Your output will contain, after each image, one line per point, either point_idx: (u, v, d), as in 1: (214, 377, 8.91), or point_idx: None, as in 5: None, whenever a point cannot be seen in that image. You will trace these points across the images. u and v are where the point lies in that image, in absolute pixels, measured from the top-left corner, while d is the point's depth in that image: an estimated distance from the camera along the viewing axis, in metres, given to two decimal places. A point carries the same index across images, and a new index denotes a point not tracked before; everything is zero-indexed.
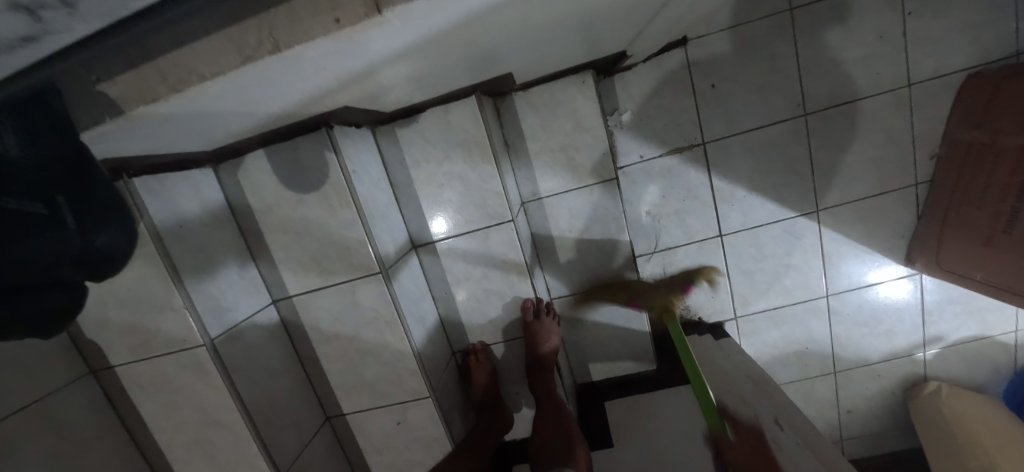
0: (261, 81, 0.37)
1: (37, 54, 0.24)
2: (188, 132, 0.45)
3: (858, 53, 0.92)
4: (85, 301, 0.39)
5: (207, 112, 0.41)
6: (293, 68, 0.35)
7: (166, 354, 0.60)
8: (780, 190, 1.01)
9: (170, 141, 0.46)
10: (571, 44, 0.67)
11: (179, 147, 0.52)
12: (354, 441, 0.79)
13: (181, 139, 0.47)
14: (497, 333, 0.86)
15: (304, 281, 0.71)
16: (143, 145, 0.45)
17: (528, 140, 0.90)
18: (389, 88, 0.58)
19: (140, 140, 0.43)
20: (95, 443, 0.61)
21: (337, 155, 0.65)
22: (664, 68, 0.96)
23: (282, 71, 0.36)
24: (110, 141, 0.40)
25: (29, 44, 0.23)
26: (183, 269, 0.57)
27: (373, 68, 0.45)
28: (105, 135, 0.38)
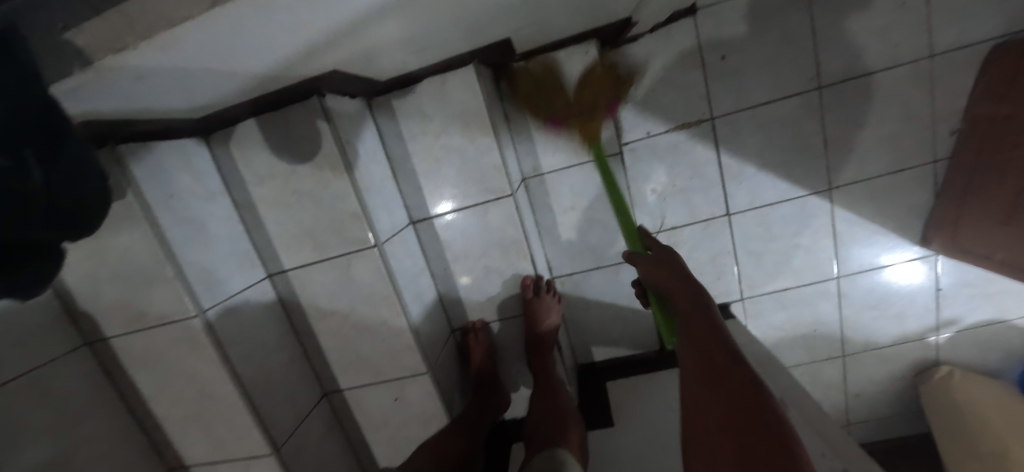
0: (234, 30, 0.34)
1: None
2: (167, 90, 0.43)
3: (879, 22, 0.87)
4: (61, 260, 0.38)
5: (183, 67, 0.39)
6: (268, 15, 0.33)
7: (160, 327, 0.59)
8: (790, 167, 0.97)
9: (150, 100, 0.44)
10: (572, 6, 0.64)
11: (163, 111, 0.50)
12: (353, 417, 0.79)
13: (160, 100, 0.46)
14: (496, 311, 0.84)
15: (299, 256, 0.69)
16: (121, 104, 0.43)
17: (529, 114, 0.87)
18: (379, 50, 0.55)
19: (116, 98, 0.41)
20: (92, 414, 0.61)
21: (330, 124, 0.63)
22: (671, 40, 0.92)
23: (256, 18, 0.33)
24: (84, 96, 0.38)
25: None
26: (173, 241, 0.56)
27: (358, 24, 0.43)
28: (76, 89, 0.36)
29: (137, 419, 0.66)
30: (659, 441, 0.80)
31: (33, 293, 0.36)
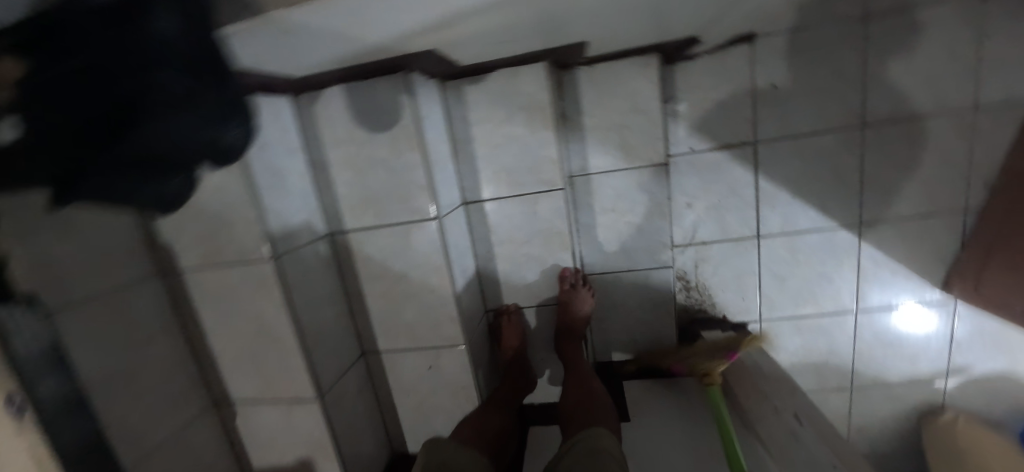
0: (383, 3, 0.39)
1: None
2: (295, 50, 0.47)
3: (929, 70, 0.91)
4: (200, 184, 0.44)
5: (321, 30, 0.43)
6: None
7: (233, 266, 0.64)
8: (824, 198, 1.01)
9: (276, 58, 0.49)
10: (650, 20, 0.68)
11: (277, 69, 0.54)
12: (386, 379, 0.83)
13: (283, 59, 0.50)
14: (531, 298, 0.88)
15: (362, 219, 0.74)
16: (254, 60, 0.47)
17: (584, 116, 0.92)
18: (473, 37, 0.60)
19: (254, 53, 0.45)
20: (157, 338, 0.65)
21: (412, 99, 0.67)
22: (725, 63, 0.96)
23: None
24: (235, 50, 0.42)
25: None
26: (260, 186, 0.61)
27: (477, 10, 0.47)
28: (234, 43, 0.41)
29: (193, 350, 0.71)
30: (674, 440, 0.83)
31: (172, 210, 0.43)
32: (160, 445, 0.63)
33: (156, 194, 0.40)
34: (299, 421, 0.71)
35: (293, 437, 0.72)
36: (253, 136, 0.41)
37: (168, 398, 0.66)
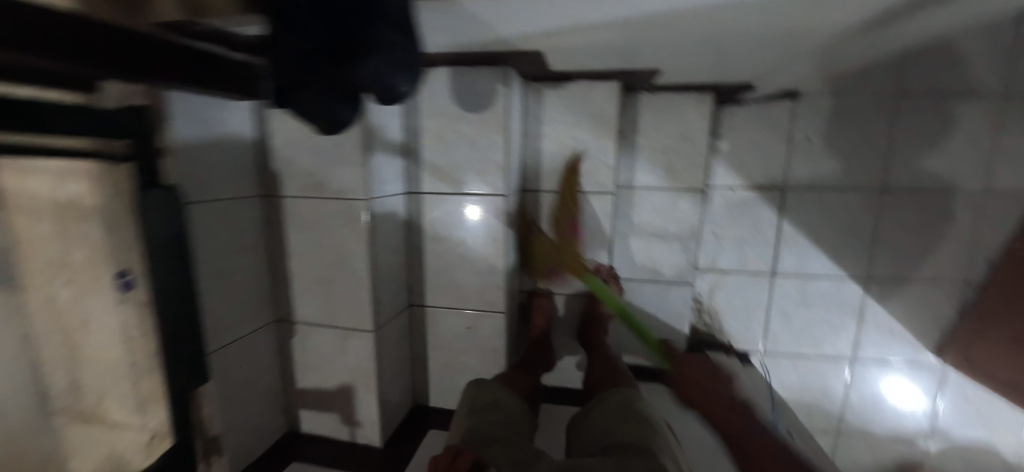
0: (538, 7, 0.51)
1: None
2: (448, 31, 0.59)
3: (950, 152, 1.02)
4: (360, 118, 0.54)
5: (479, 18, 0.55)
6: (567, 3, 0.50)
7: (330, 200, 0.74)
8: (838, 249, 1.11)
9: (431, 36, 0.61)
10: (717, 63, 0.80)
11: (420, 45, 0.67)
12: (424, 333, 0.91)
13: (434, 38, 0.63)
14: (565, 287, 0.98)
15: (438, 184, 0.84)
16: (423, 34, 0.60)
17: (639, 134, 1.03)
18: (571, 50, 0.72)
19: (425, 28, 0.58)
20: (248, 250, 0.75)
21: (506, 90, 0.79)
22: (769, 113, 1.08)
23: (558, 4, 0.50)
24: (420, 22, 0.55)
25: None
26: (370, 137, 0.72)
27: (591, 25, 0.59)
28: (423, 15, 0.53)
29: (272, 269, 0.80)
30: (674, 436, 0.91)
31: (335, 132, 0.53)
32: (235, 343, 0.73)
33: (331, 115, 0.50)
34: (351, 350, 0.79)
35: (342, 364, 0.80)
36: (416, 86, 0.49)
37: (248, 304, 0.75)
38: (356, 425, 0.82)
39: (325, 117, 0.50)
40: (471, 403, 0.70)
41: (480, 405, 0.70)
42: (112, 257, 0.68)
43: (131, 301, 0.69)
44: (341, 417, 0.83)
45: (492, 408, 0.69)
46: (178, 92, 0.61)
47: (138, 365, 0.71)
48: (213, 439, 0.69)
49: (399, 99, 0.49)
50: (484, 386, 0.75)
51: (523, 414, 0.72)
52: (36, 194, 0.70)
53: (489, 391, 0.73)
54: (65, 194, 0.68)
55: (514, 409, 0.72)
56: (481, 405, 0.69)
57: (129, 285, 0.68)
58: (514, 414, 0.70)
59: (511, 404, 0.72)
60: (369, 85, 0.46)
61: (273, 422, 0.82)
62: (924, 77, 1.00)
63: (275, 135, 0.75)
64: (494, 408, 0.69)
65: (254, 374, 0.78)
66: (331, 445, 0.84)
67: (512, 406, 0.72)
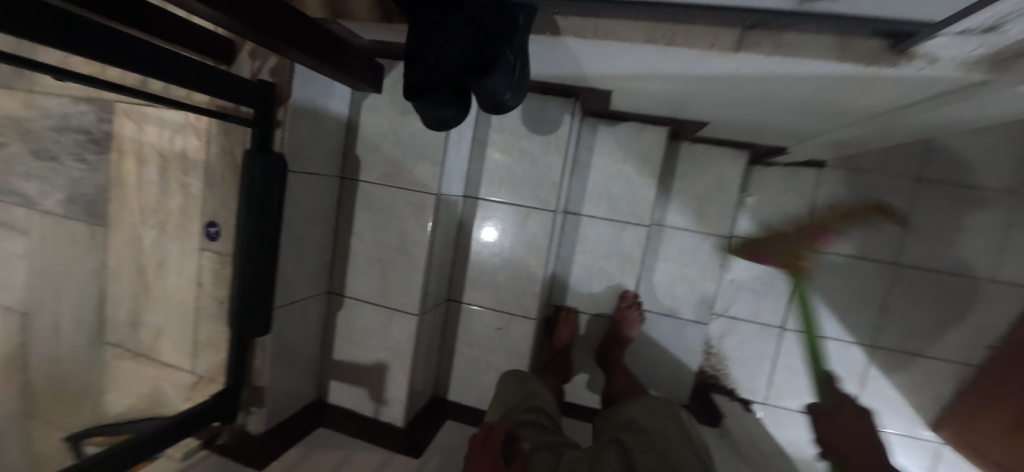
0: (629, 56, 0.63)
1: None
2: (544, 63, 0.71)
3: (956, 236, 1.11)
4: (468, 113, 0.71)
5: (575, 57, 0.67)
6: (653, 57, 0.62)
7: (403, 189, 0.83)
8: (848, 314, 1.17)
9: (535, 67, 0.74)
10: (759, 126, 0.91)
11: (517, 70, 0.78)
12: (456, 327, 0.98)
13: (536, 69, 0.75)
14: (591, 307, 1.05)
15: (494, 192, 0.93)
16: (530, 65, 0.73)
17: (676, 178, 1.12)
18: (635, 96, 0.83)
19: (533, 60, 0.71)
20: (319, 223, 0.83)
21: (571, 119, 0.88)
22: (796, 177, 1.17)
23: (645, 55, 0.62)
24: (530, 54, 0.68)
25: None
26: (449, 140, 0.81)
27: (661, 78, 0.70)
28: (536, 47, 0.66)
29: (334, 244, 0.88)
30: None
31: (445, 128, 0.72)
32: (294, 304, 0.80)
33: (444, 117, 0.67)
34: (394, 329, 0.86)
35: (383, 342, 0.86)
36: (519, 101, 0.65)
37: (310, 270, 0.83)
38: (383, 402, 0.87)
39: (439, 118, 0.68)
40: (507, 396, 0.74)
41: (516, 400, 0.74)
42: (205, 208, 0.76)
43: (211, 249, 0.76)
44: (370, 392, 0.88)
45: (530, 401, 0.73)
46: (301, 69, 0.71)
47: (203, 309, 0.78)
48: (258, 389, 0.76)
49: (507, 112, 0.65)
50: (522, 377, 0.78)
51: (556, 402, 0.78)
52: (149, 144, 0.79)
53: (528, 383, 0.77)
54: (174, 146, 0.77)
55: (549, 401, 0.76)
56: (516, 399, 0.74)
57: (214, 236, 0.76)
58: (549, 407, 0.75)
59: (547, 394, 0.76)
60: (486, 102, 0.62)
61: (307, 387, 0.88)
62: (941, 166, 1.10)
63: (363, 126, 0.85)
64: (531, 400, 0.74)
65: (302, 338, 0.84)
66: (355, 419, 0.88)
67: (547, 396, 0.77)
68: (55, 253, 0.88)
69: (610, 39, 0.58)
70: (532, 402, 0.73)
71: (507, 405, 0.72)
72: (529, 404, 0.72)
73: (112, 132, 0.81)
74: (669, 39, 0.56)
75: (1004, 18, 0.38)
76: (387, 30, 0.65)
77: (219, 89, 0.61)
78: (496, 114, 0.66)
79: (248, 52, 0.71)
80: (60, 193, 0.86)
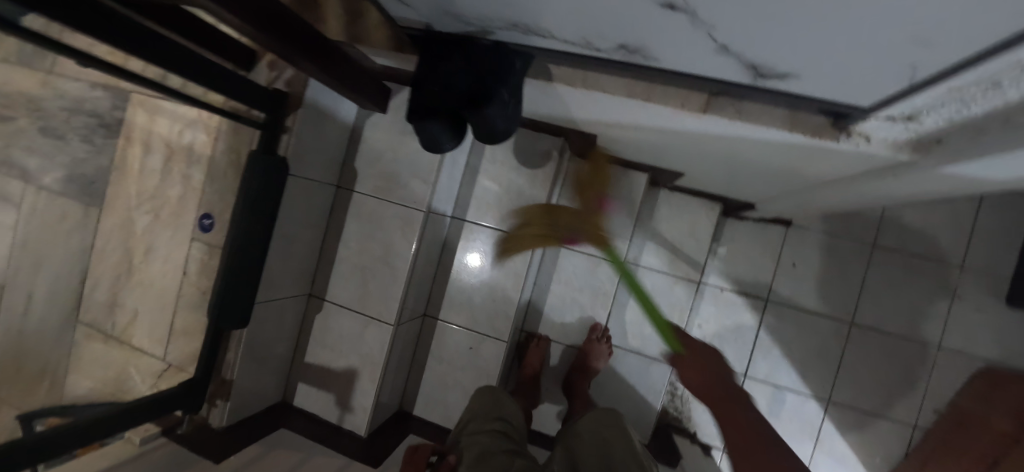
0: (612, 107, 0.71)
1: (579, 50, 0.59)
2: (538, 104, 0.79)
3: (907, 302, 1.19)
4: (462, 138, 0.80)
5: (566, 102, 0.74)
6: (633, 109, 0.69)
7: (395, 204, 0.88)
8: (807, 368, 1.22)
9: (530, 108, 0.82)
10: (731, 182, 0.98)
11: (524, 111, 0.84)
12: (429, 342, 1.00)
13: (532, 108, 0.83)
14: (563, 336, 1.08)
15: (481, 216, 0.98)
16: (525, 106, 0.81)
17: (654, 222, 1.19)
18: (618, 143, 0.90)
19: (528, 100, 0.79)
20: (309, 227, 0.87)
21: (558, 157, 0.96)
22: (765, 232, 1.24)
23: (627, 108, 0.69)
24: (526, 95, 0.76)
25: (596, 51, 0.58)
26: (443, 164, 0.87)
27: (641, 129, 0.77)
28: (531, 90, 0.74)
29: (321, 249, 0.91)
30: None
31: (436, 149, 0.79)
32: (274, 302, 0.82)
33: (438, 139, 0.75)
34: (369, 336, 0.88)
35: (356, 349, 0.88)
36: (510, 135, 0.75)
37: (294, 271, 0.86)
38: (348, 409, 0.88)
39: (432, 139, 0.75)
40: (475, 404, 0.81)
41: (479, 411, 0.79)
42: (202, 201, 0.80)
43: (202, 240, 0.79)
44: (336, 398, 0.89)
45: (491, 413, 0.78)
46: (315, 84, 0.77)
47: (184, 298, 0.80)
48: (225, 382, 0.77)
49: (497, 143, 0.75)
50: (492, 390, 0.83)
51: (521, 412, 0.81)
52: (158, 135, 0.83)
53: (495, 394, 0.82)
54: (182, 140, 0.81)
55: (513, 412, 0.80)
56: (481, 412, 0.79)
57: (207, 228, 0.79)
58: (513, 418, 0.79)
59: (512, 407, 0.80)
60: (480, 132, 0.71)
61: (274, 389, 0.88)
62: (895, 236, 1.20)
63: (364, 141, 0.90)
64: (492, 412, 0.78)
65: (276, 337, 0.86)
66: (318, 424, 0.89)
67: (511, 408, 0.80)
68: None
69: (595, 90, 0.66)
70: (493, 416, 0.77)
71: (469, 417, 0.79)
72: (489, 417, 0.77)
73: (124, 120, 0.85)
74: (647, 95, 0.64)
75: (916, 110, 0.46)
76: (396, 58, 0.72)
77: (240, 91, 0.67)
78: (489, 143, 0.75)
79: (267, 62, 0.77)
80: None
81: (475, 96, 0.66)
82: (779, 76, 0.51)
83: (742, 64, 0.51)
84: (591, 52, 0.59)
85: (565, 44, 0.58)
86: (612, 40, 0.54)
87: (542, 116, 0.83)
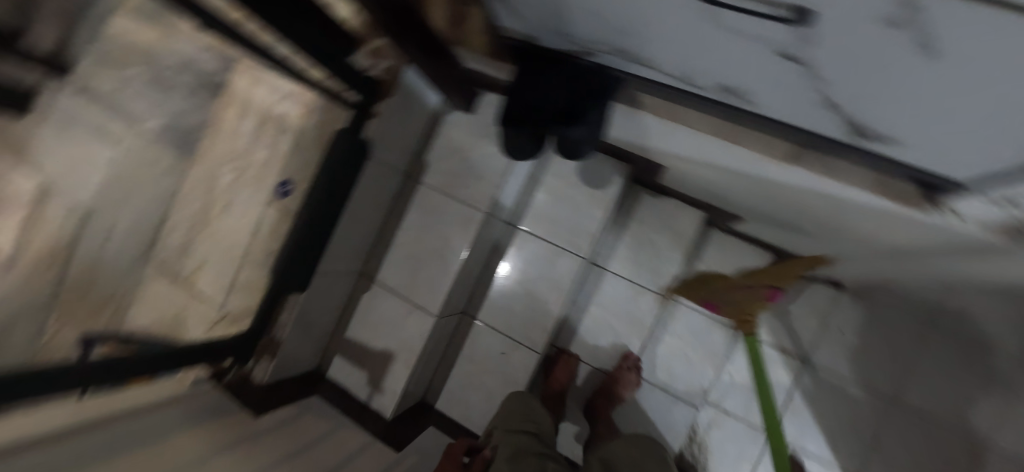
0: (693, 144, 0.72)
1: (677, 83, 0.61)
2: (619, 129, 0.81)
3: (957, 392, 1.12)
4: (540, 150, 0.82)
5: (648, 131, 0.76)
6: (715, 149, 0.70)
7: (458, 201, 0.91)
8: (837, 440, 1.16)
9: (610, 131, 0.84)
10: (796, 237, 0.95)
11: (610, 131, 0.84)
12: (463, 340, 1.02)
13: (614, 134, 0.85)
14: (592, 359, 1.07)
15: (535, 226, 1.00)
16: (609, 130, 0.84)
17: (702, 261, 1.17)
18: (686, 179, 0.91)
19: (611, 125, 0.81)
20: (375, 209, 0.90)
21: (621, 181, 0.96)
22: (815, 292, 1.20)
23: (708, 146, 0.70)
24: (610, 119, 0.79)
25: (694, 86, 0.59)
26: (510, 171, 0.90)
27: (715, 169, 0.77)
28: (618, 114, 0.77)
29: (380, 231, 0.95)
30: None
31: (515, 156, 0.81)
32: (331, 274, 0.86)
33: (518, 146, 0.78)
34: (410, 323, 0.90)
35: (396, 333, 0.91)
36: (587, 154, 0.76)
37: (355, 248, 0.90)
38: (378, 389, 0.91)
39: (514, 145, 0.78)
40: (508, 408, 0.82)
41: (510, 413, 0.81)
42: (285, 168, 0.85)
43: (280, 205, 0.85)
44: (369, 377, 0.92)
45: (522, 419, 0.80)
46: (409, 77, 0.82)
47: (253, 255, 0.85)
48: (275, 340, 0.82)
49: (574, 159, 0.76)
50: (523, 397, 0.85)
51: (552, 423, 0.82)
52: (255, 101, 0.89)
53: (527, 402, 0.84)
54: (277, 109, 0.87)
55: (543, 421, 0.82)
56: (513, 415, 0.81)
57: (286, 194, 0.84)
58: (543, 427, 0.81)
59: (546, 420, 0.82)
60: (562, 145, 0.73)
61: (312, 357, 0.91)
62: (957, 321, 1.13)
63: (439, 137, 0.94)
64: (524, 417, 0.80)
65: (326, 307, 0.89)
66: (346, 398, 0.92)
67: (541, 417, 0.82)
68: None
69: (680, 125, 0.69)
70: (524, 422, 0.79)
71: (502, 418, 0.81)
72: (520, 422, 0.79)
73: None
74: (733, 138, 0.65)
75: (1015, 195, 0.43)
76: (489, 62, 0.76)
77: (345, 72, 0.72)
78: (566, 159, 0.77)
79: None
80: None
81: (565, 108, 0.68)
82: (880, 139, 0.50)
83: (844, 122, 0.50)
84: (688, 86, 0.60)
85: (663, 74, 0.59)
86: (713, 79, 0.55)
87: (623, 141, 0.85)
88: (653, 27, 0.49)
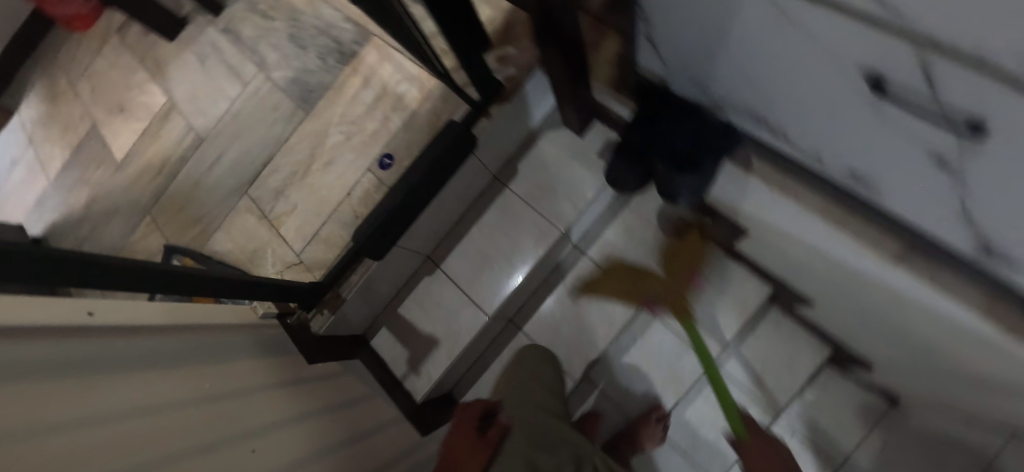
0: (798, 223, 0.69)
1: (804, 157, 0.61)
2: (719, 191, 0.82)
3: None
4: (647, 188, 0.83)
5: (751, 195, 0.75)
6: (823, 237, 0.67)
7: (537, 214, 0.94)
8: None
9: (713, 191, 0.83)
10: (871, 341, 0.90)
11: (717, 188, 0.82)
12: (504, 347, 1.04)
13: (716, 194, 0.84)
14: (620, 400, 1.06)
15: (601, 256, 1.01)
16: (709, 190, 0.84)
17: (753, 335, 1.15)
18: (769, 251, 0.89)
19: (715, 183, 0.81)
20: (459, 201, 0.94)
21: (698, 235, 0.96)
22: (864, 400, 1.12)
23: (814, 230, 0.68)
24: (716, 177, 0.80)
25: (821, 165, 0.60)
26: (595, 198, 0.93)
27: (813, 257, 0.74)
28: (727, 175, 0.78)
29: (457, 223, 0.98)
30: None
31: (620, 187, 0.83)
32: (405, 250, 0.90)
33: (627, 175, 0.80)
34: (462, 316, 0.93)
35: (446, 321, 0.94)
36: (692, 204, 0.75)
37: (432, 232, 0.94)
38: (415, 371, 0.94)
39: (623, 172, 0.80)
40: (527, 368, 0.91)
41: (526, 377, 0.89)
42: (390, 142, 0.91)
43: (376, 175, 0.90)
44: (409, 357, 0.95)
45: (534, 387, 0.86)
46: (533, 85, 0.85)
47: (339, 213, 0.91)
48: (339, 297, 0.86)
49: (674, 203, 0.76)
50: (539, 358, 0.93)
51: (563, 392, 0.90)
52: (379, 75, 0.95)
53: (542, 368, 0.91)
54: (397, 87, 0.93)
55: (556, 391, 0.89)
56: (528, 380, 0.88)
57: (386, 167, 0.89)
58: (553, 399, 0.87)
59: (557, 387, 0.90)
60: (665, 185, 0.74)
61: (363, 323, 0.95)
62: None
63: (535, 150, 0.97)
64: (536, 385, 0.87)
65: (391, 280, 0.93)
66: (384, 370, 0.95)
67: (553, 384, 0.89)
68: (255, 109, 1.06)
69: (788, 199, 0.69)
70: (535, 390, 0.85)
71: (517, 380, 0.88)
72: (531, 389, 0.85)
73: (358, 53, 0.99)
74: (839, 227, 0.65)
75: None
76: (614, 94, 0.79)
77: (475, 70, 0.76)
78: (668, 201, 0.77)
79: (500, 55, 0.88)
80: (289, 70, 1.06)
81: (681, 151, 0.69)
82: (1008, 265, 0.47)
83: (973, 239, 0.49)
84: (815, 163, 0.61)
85: (792, 146, 0.60)
86: (844, 163, 0.55)
87: (718, 200, 0.85)
88: (801, 102, 0.50)
